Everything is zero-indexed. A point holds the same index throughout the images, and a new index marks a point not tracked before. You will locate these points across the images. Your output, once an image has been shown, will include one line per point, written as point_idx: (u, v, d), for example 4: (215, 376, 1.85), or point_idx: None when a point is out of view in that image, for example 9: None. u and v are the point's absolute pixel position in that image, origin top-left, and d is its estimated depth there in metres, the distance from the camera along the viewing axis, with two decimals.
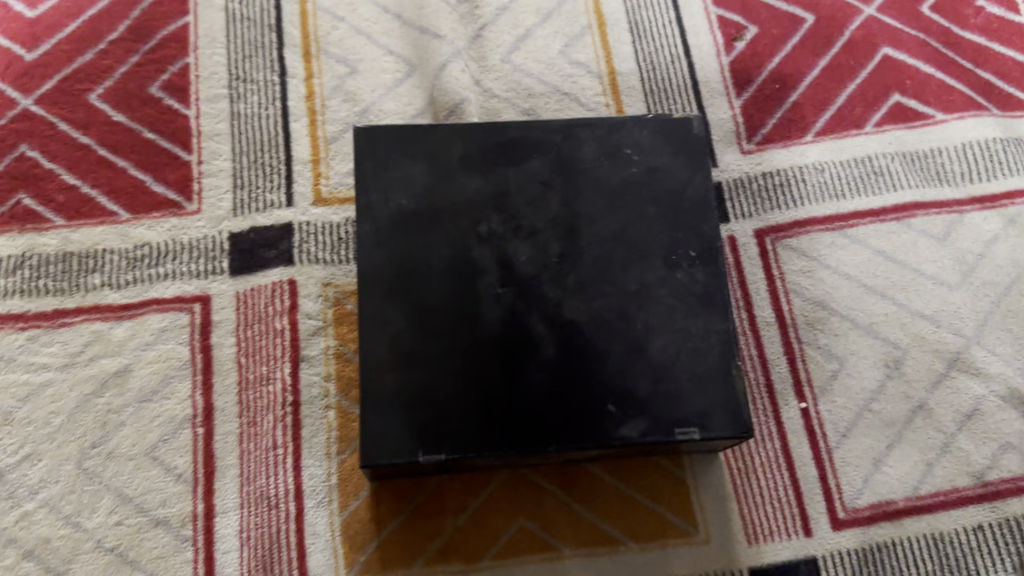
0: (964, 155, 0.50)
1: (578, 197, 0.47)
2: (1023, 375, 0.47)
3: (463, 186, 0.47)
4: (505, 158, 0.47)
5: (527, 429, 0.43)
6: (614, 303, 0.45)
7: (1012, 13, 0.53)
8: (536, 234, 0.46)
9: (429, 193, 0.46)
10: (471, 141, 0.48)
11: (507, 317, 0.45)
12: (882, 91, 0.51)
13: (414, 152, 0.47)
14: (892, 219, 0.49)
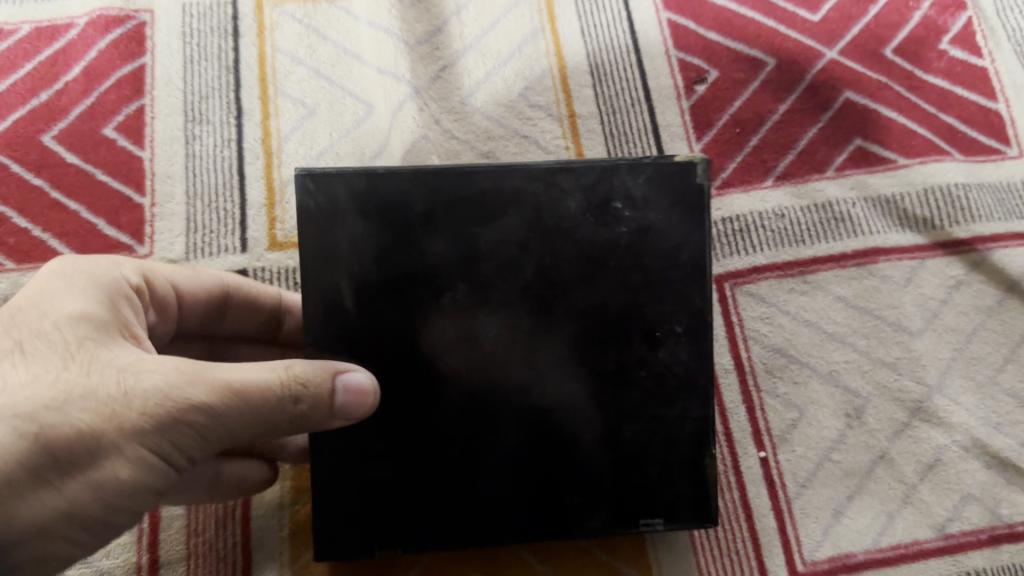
0: (927, 199, 0.50)
1: (557, 260, 0.38)
2: (985, 425, 0.47)
3: (425, 249, 0.37)
4: (472, 211, 0.37)
5: (495, 521, 0.38)
6: (585, 385, 0.38)
7: (975, 56, 0.54)
8: (509, 305, 0.38)
9: (383, 258, 0.37)
10: (436, 188, 0.37)
11: (482, 398, 0.38)
12: (843, 136, 0.52)
13: (365, 207, 0.37)
14: (854, 264, 0.49)
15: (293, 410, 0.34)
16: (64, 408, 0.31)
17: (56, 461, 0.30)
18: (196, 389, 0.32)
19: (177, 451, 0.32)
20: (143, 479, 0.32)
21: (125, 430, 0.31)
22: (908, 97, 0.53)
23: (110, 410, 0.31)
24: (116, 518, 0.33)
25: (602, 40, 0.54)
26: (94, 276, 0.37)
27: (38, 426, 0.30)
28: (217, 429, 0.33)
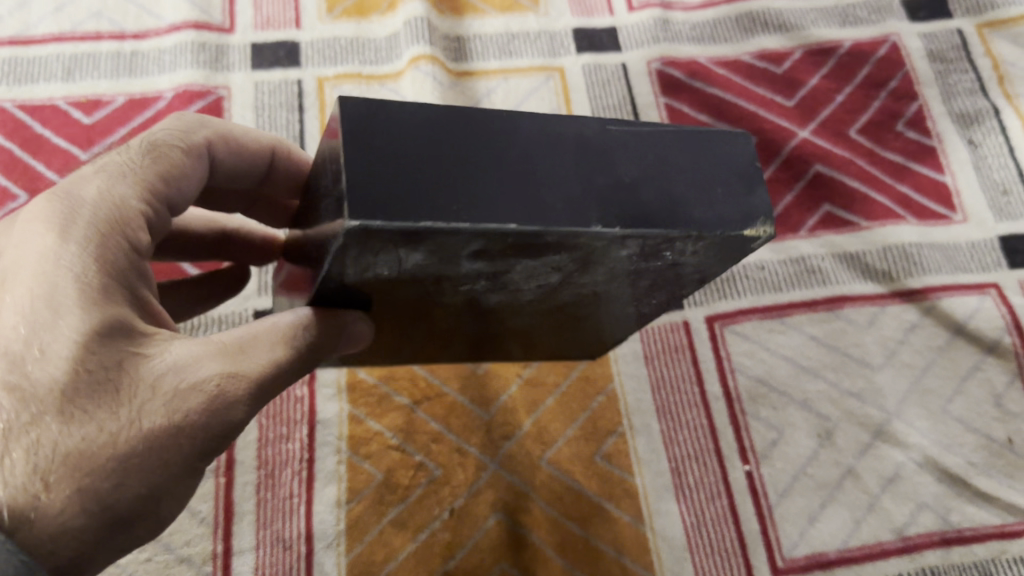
0: (886, 255, 0.59)
1: (585, 273, 0.32)
2: (937, 445, 0.55)
3: (458, 265, 0.29)
4: (530, 253, 0.28)
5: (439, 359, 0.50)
6: (557, 318, 0.41)
7: (926, 136, 0.63)
8: (521, 292, 0.34)
9: (403, 272, 0.30)
10: (500, 241, 0.26)
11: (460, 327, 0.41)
12: (815, 202, 0.61)
13: (411, 243, 0.26)
14: (824, 309, 0.58)
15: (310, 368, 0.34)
16: (123, 470, 0.28)
17: (135, 518, 0.29)
18: (235, 399, 0.31)
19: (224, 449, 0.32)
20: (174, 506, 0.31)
21: (185, 462, 0.30)
22: (869, 169, 0.62)
23: (152, 449, 0.29)
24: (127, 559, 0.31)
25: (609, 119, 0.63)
26: (80, 237, 0.31)
27: (111, 493, 0.28)
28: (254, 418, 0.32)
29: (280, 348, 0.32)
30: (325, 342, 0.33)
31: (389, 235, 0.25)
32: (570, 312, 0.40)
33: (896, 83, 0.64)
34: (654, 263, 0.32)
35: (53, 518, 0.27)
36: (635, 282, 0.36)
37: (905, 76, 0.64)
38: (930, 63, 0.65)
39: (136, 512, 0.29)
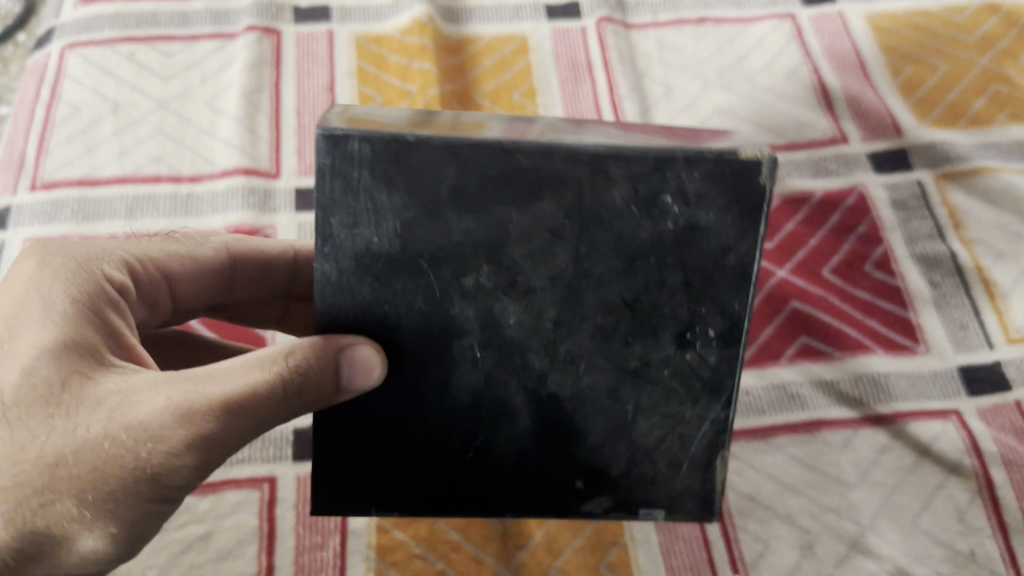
0: (857, 383, 0.66)
1: (587, 255, 0.42)
2: (908, 557, 0.60)
3: (449, 222, 0.41)
4: (508, 194, 0.41)
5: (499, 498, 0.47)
6: (611, 375, 0.45)
7: (891, 276, 0.70)
8: (531, 294, 0.43)
9: (412, 237, 0.41)
10: (473, 163, 0.40)
11: (508, 401, 0.45)
12: (793, 334, 0.68)
13: (388, 173, 0.40)
14: (803, 431, 0.65)
15: (295, 402, 0.41)
16: (59, 466, 0.39)
17: (75, 513, 0.39)
18: (183, 410, 0.39)
19: (189, 467, 0.40)
20: (137, 501, 0.40)
21: (130, 461, 0.39)
22: (840, 304, 0.69)
23: (93, 446, 0.39)
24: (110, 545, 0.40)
25: None
26: (65, 274, 0.46)
27: (47, 482, 0.39)
28: (217, 435, 0.40)
29: (254, 373, 0.41)
30: (318, 368, 0.41)
31: (365, 149, 0.40)
32: (613, 355, 0.44)
33: (863, 229, 0.72)
34: (665, 232, 0.42)
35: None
36: (671, 283, 0.43)
37: (871, 223, 0.73)
38: (893, 211, 0.73)
39: (73, 500, 0.39)
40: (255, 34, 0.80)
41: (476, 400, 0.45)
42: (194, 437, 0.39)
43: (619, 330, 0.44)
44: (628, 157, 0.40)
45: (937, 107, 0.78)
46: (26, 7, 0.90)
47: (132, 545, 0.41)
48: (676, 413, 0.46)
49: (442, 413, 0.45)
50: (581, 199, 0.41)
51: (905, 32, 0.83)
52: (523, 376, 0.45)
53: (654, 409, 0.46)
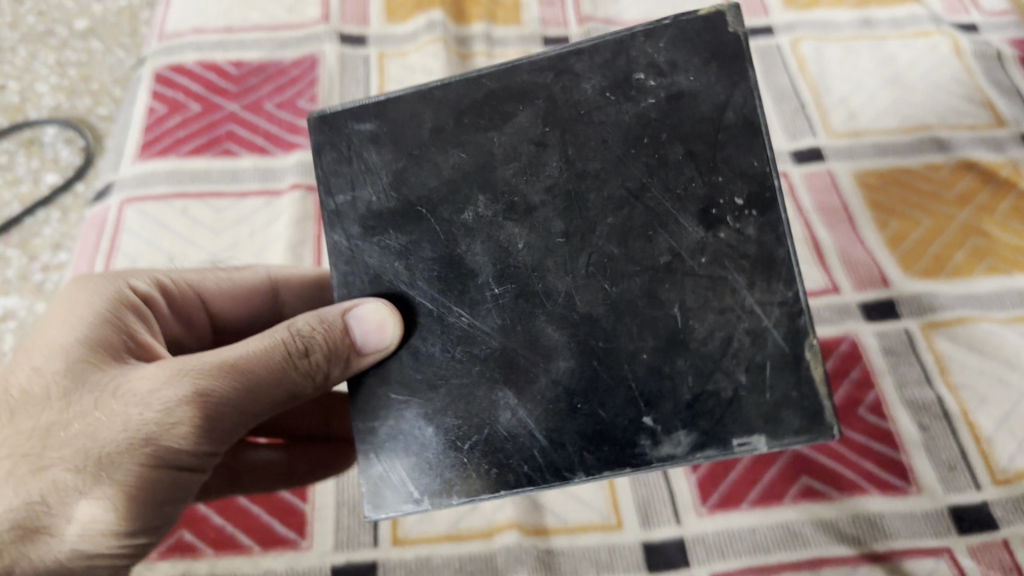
0: (854, 522, 0.71)
1: (571, 156, 0.51)
2: None
3: (440, 159, 0.53)
4: (481, 115, 0.53)
5: (561, 444, 0.50)
6: (644, 277, 0.50)
7: (883, 419, 0.76)
8: (535, 211, 0.51)
9: (409, 185, 0.53)
10: (445, 99, 0.53)
11: (544, 336, 0.51)
12: (794, 474, 0.74)
13: (376, 130, 0.54)
14: (807, 568, 0.69)
15: (290, 365, 0.54)
16: (79, 423, 0.51)
17: (87, 462, 0.50)
18: (179, 375, 0.52)
19: (186, 426, 0.51)
20: (140, 452, 0.50)
21: (137, 417, 0.50)
22: (843, 445, 0.75)
23: (108, 407, 0.51)
24: (120, 494, 0.50)
25: None
26: (87, 287, 0.61)
27: (65, 447, 0.51)
28: (207, 391, 0.51)
29: (248, 347, 0.54)
30: (306, 337, 0.54)
31: (355, 126, 0.55)
32: (635, 254, 0.50)
33: (856, 374, 0.79)
34: (649, 107, 0.50)
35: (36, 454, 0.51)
36: (676, 158, 0.50)
37: (864, 367, 0.79)
38: (884, 357, 0.79)
39: (88, 451, 0.50)
40: (298, 192, 0.88)
41: (506, 344, 0.51)
42: (187, 392, 0.51)
43: (630, 232, 0.50)
44: (579, 55, 0.52)
45: (921, 259, 0.86)
46: (85, 162, 1.00)
47: (142, 500, 0.51)
48: (731, 306, 0.49)
49: (483, 365, 0.52)
50: (551, 100, 0.52)
51: (889, 187, 0.91)
52: (551, 301, 0.51)
53: (706, 311, 0.49)
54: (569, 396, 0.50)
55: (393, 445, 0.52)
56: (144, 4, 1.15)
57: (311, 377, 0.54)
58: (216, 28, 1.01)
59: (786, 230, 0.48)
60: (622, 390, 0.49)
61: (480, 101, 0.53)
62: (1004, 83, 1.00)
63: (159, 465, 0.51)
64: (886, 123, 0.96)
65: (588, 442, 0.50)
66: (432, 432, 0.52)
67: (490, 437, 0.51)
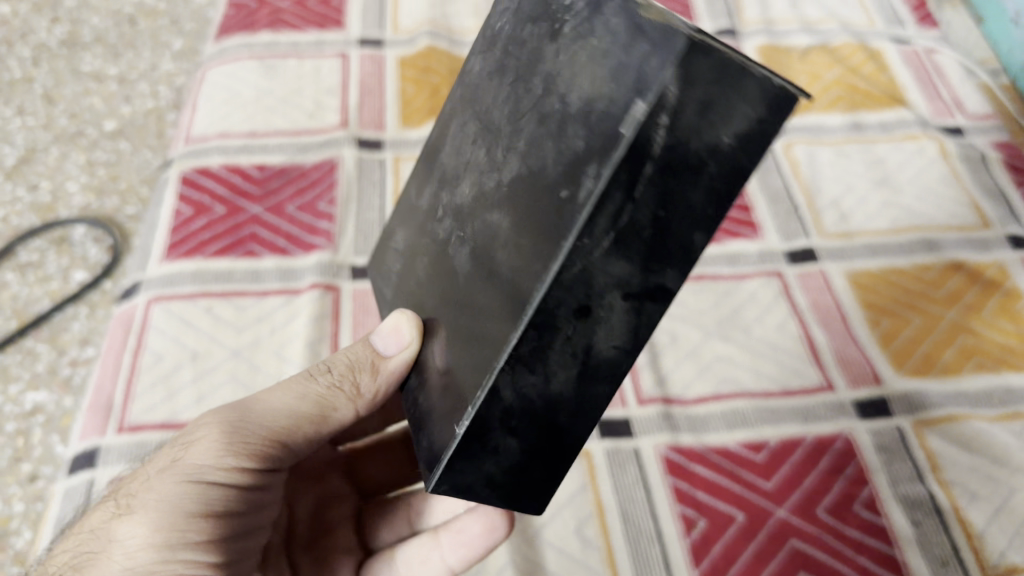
0: None
1: (478, 106, 0.51)
2: None
3: (424, 203, 0.58)
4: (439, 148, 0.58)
5: (509, 302, 0.42)
6: (532, 117, 0.43)
7: (877, 514, 0.79)
8: (469, 163, 0.50)
9: (412, 237, 0.59)
10: (422, 171, 0.61)
11: (490, 226, 0.45)
12: (793, 570, 0.76)
13: (395, 231, 0.63)
14: None
15: (313, 383, 0.62)
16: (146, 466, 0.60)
17: (147, 477, 0.57)
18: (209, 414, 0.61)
19: (226, 426, 0.58)
20: (189, 451, 0.57)
21: (189, 434, 0.59)
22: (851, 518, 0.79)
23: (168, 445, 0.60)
24: (174, 487, 0.55)
25: (627, 498, 0.80)
26: None
27: (133, 482, 0.59)
28: (237, 411, 0.59)
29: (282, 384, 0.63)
30: (330, 366, 0.63)
31: (388, 245, 0.64)
32: (523, 103, 0.45)
33: (851, 471, 0.82)
34: (505, 18, 0.50)
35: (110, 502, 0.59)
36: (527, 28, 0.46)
37: (858, 464, 0.82)
38: (877, 454, 0.83)
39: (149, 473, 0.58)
40: (318, 291, 0.92)
41: (471, 267, 0.47)
42: (211, 414, 0.59)
43: (516, 98, 0.46)
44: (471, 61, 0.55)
45: (911, 357, 0.89)
46: (112, 260, 1.05)
47: (179, 512, 0.54)
48: (591, 51, 0.40)
49: (467, 303, 0.47)
50: (465, 94, 0.54)
51: (881, 286, 0.96)
52: (485, 202, 0.46)
53: (582, 73, 0.40)
54: (507, 261, 0.43)
55: (433, 413, 0.50)
56: (171, 108, 1.23)
57: (339, 388, 0.62)
58: (240, 133, 1.08)
59: None
60: (541, 205, 0.41)
61: (436, 149, 0.58)
62: (988, 183, 1.06)
63: (209, 464, 0.56)
64: (876, 224, 1.02)
65: (519, 286, 0.41)
66: (452, 394, 0.48)
67: (473, 352, 0.45)
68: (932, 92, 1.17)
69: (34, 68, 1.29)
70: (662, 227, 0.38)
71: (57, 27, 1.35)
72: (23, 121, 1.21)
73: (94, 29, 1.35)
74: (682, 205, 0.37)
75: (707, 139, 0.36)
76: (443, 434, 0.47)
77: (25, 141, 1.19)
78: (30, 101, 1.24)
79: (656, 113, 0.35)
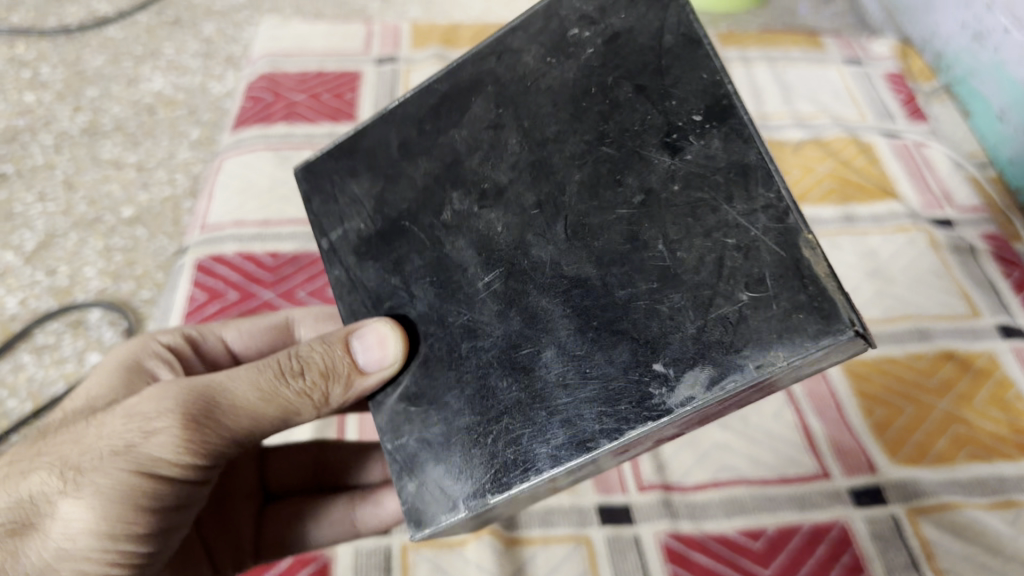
0: None
1: (520, 136, 0.58)
2: None
3: (416, 169, 0.64)
4: (446, 115, 0.63)
5: (570, 415, 0.52)
6: (620, 221, 0.52)
7: None
8: (507, 193, 0.58)
9: (388, 203, 0.65)
10: (403, 118, 0.66)
11: (546, 316, 0.54)
12: None
13: (361, 169, 0.68)
14: None
15: (282, 382, 0.64)
16: (101, 417, 0.63)
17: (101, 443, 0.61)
18: (163, 388, 0.63)
19: (187, 419, 0.61)
20: (145, 439, 0.61)
21: (146, 410, 0.61)
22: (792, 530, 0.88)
23: (123, 405, 0.63)
24: (125, 473, 0.60)
25: None
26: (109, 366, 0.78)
27: (85, 434, 0.63)
28: (199, 400, 0.62)
29: (250, 367, 0.65)
30: (301, 363, 0.65)
31: (342, 183, 0.69)
32: (605, 198, 0.53)
33: (847, 558, 0.83)
34: (589, 56, 0.57)
35: (63, 444, 0.63)
36: (625, 96, 0.54)
37: (854, 552, 0.83)
38: (873, 542, 0.84)
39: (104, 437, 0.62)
40: None
41: (512, 330, 0.55)
42: (170, 399, 0.62)
43: (596, 187, 0.53)
44: (518, 40, 0.61)
45: (905, 446, 0.91)
46: None
47: (126, 502, 0.61)
48: (716, 223, 0.48)
49: (489, 351, 0.56)
50: (503, 89, 0.60)
51: (874, 375, 0.98)
52: (535, 279, 0.55)
53: (698, 242, 0.49)
54: (568, 365, 0.52)
55: (418, 463, 0.59)
56: (187, 195, 1.27)
57: (307, 395, 0.64)
58: (254, 221, 1.12)
59: (749, 131, 0.49)
60: (627, 336, 0.50)
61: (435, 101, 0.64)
62: (979, 276, 1.09)
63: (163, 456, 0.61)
64: (869, 314, 1.05)
65: (590, 397, 0.51)
66: (449, 442, 0.58)
67: (501, 427, 0.55)
68: (922, 185, 1.21)
69: (55, 155, 1.34)
70: (710, 408, 0.49)
71: (78, 116, 1.41)
72: (45, 206, 1.26)
73: (115, 118, 1.40)
74: (737, 399, 0.50)
75: (785, 376, 0.47)
76: (436, 494, 0.58)
77: (45, 227, 1.23)
78: (51, 188, 1.29)
79: (786, 362, 0.44)
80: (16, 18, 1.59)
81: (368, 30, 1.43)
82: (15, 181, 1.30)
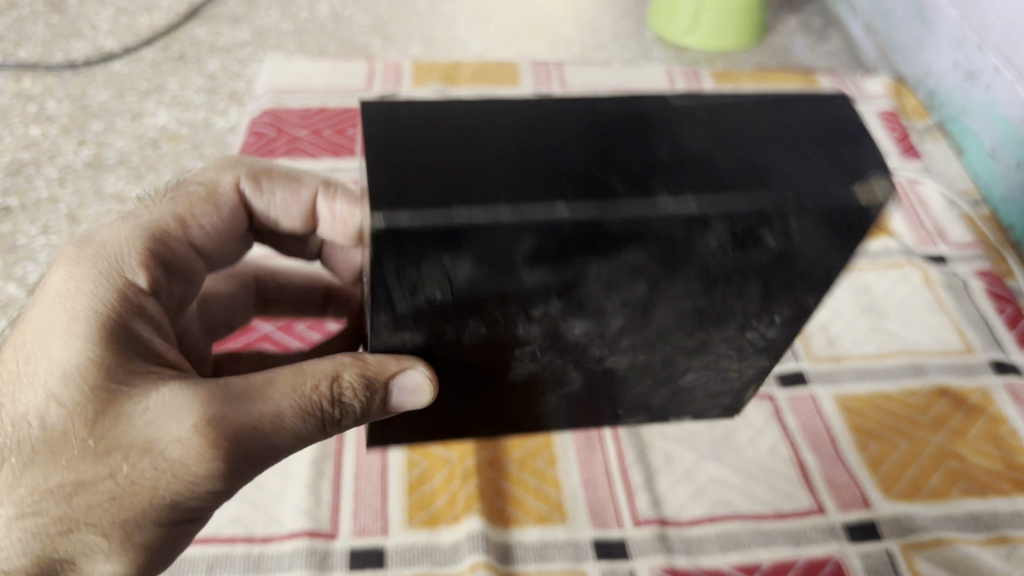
0: None
1: (650, 282, 0.58)
2: None
3: (521, 276, 0.55)
4: (585, 263, 0.54)
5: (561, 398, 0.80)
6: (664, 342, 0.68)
7: None
8: (602, 308, 0.61)
9: (476, 288, 0.55)
10: (535, 239, 0.51)
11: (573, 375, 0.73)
12: None
13: (459, 258, 0.51)
14: None
15: (320, 421, 0.65)
16: (137, 462, 0.59)
17: (155, 497, 0.60)
18: (202, 440, 0.59)
19: (242, 473, 0.62)
20: (203, 493, 0.61)
21: (203, 470, 0.60)
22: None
23: (164, 454, 0.59)
24: (177, 516, 0.62)
25: None
26: (50, 300, 0.65)
27: (126, 482, 0.59)
28: (251, 454, 0.62)
29: (285, 402, 0.63)
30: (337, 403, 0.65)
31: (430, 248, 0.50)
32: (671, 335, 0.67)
33: None
34: (759, 253, 0.57)
35: (102, 491, 0.59)
36: (749, 288, 0.62)
37: None
38: None
39: (155, 491, 0.60)
40: None
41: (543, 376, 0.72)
42: (217, 462, 0.60)
43: (678, 325, 0.65)
44: (720, 214, 0.53)
45: (900, 481, 0.92)
46: None
47: (170, 531, 0.63)
48: (719, 357, 0.74)
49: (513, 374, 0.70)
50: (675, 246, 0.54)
51: (868, 411, 0.99)
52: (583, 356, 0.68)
53: (699, 364, 0.75)
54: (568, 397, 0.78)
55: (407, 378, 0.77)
56: None
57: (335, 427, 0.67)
58: (256, 254, 1.11)
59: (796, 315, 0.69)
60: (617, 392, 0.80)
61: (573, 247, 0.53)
62: (973, 314, 1.09)
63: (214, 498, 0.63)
64: (863, 349, 1.06)
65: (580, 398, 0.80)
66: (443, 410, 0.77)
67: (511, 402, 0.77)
68: (915, 221, 1.23)
69: (59, 187, 1.35)
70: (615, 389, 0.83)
71: (83, 149, 1.43)
72: (48, 239, 1.27)
73: (119, 152, 1.42)
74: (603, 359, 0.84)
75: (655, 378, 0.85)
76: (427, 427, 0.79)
77: (48, 259, 1.24)
78: (55, 220, 1.30)
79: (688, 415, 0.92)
80: (23, 53, 1.61)
81: (370, 67, 1.45)
82: (19, 213, 1.31)
